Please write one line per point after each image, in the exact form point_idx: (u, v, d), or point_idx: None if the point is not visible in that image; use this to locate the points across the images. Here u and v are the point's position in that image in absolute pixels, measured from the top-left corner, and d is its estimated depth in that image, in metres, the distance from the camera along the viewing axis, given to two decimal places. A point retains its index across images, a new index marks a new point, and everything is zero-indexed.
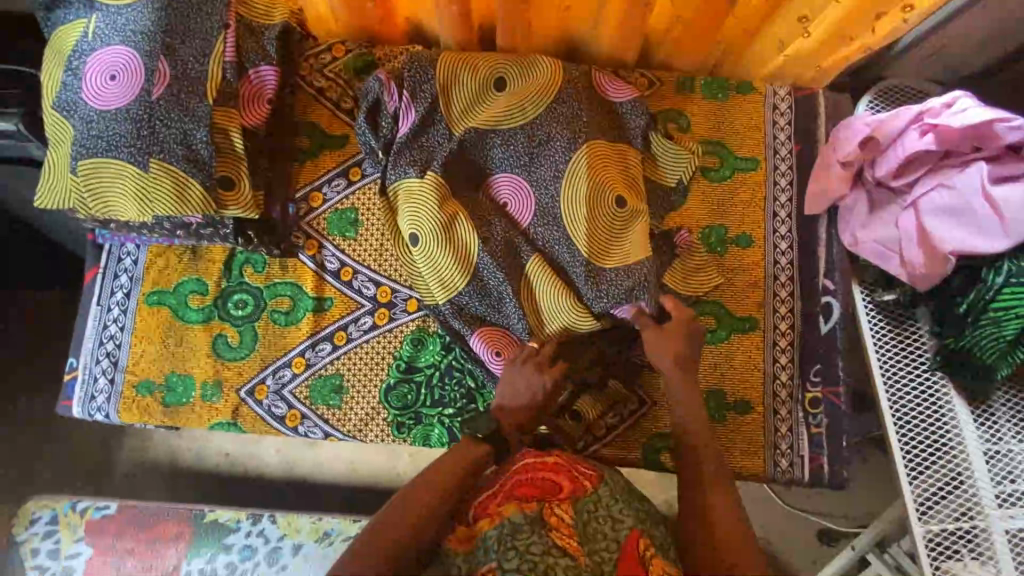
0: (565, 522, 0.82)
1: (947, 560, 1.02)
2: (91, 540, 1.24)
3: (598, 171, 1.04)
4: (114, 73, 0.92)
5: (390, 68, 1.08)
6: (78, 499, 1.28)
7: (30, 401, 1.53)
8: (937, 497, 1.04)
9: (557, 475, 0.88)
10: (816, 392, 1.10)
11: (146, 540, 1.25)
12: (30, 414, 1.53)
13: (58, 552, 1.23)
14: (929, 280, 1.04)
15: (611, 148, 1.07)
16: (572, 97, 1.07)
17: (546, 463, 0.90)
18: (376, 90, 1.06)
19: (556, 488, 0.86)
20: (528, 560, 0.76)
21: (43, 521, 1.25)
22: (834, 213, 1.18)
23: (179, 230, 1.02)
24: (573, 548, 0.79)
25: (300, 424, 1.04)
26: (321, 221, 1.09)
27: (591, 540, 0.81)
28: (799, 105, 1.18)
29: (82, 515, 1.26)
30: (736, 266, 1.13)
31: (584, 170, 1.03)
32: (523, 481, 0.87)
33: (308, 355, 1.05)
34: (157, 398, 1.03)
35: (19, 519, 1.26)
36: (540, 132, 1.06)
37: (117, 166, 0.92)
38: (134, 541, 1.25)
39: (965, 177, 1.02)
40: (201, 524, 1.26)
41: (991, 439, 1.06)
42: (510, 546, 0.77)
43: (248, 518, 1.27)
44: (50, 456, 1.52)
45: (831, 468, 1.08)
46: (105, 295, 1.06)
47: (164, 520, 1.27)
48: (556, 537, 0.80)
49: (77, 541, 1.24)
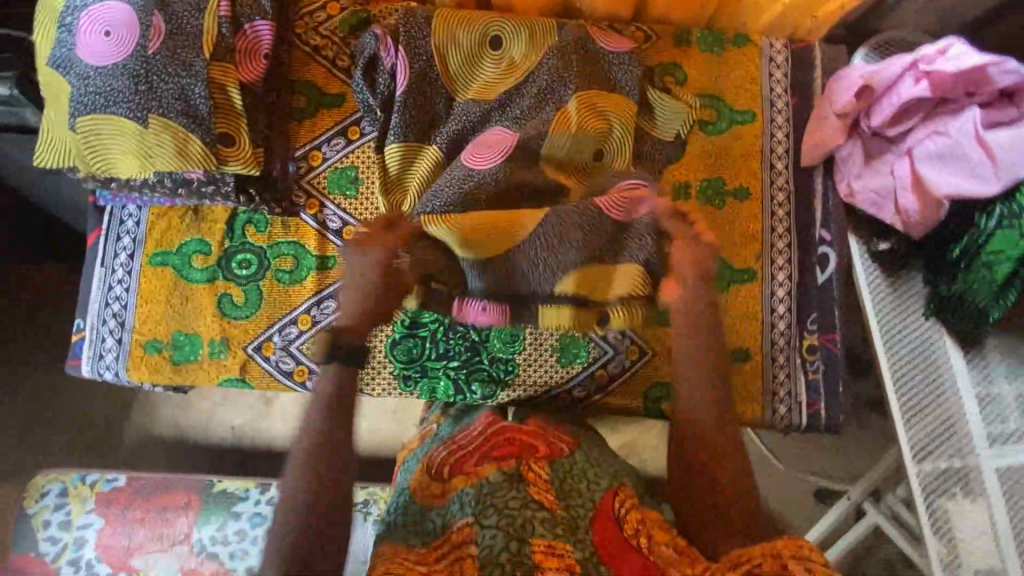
0: (541, 477, 0.86)
1: (940, 497, 1.06)
2: (102, 510, 1.26)
3: (588, 119, 1.06)
4: (109, 28, 0.91)
5: (385, 23, 1.07)
6: (86, 473, 1.30)
7: (35, 375, 1.54)
8: (930, 440, 1.07)
9: (533, 439, 0.92)
10: (813, 339, 1.13)
11: (156, 509, 1.26)
12: (36, 389, 1.54)
13: (69, 523, 1.25)
14: (924, 226, 1.06)
15: (602, 95, 1.08)
16: (569, 50, 1.07)
17: (521, 429, 0.94)
18: (372, 47, 1.05)
19: (533, 448, 0.91)
20: (507, 515, 0.78)
21: (53, 493, 1.27)
22: (830, 164, 1.19)
23: (180, 189, 1.01)
24: (549, 500, 0.81)
25: (309, 379, 1.06)
26: (322, 180, 1.10)
27: (566, 495, 0.84)
28: (795, 57, 1.18)
29: (92, 487, 1.28)
30: (733, 218, 1.15)
31: (575, 117, 1.05)
32: (500, 444, 0.90)
33: (314, 312, 1.07)
34: (166, 356, 1.05)
35: (29, 493, 1.27)
36: None
37: (115, 122, 0.92)
38: (142, 510, 1.26)
39: (959, 123, 1.03)
40: (210, 493, 1.29)
41: (983, 382, 1.09)
42: (489, 504, 0.79)
43: (255, 488, 1.31)
44: (57, 430, 1.54)
45: (828, 412, 1.11)
46: (109, 256, 1.06)
47: (171, 489, 1.29)
48: (534, 490, 0.83)
49: (87, 512, 1.26)
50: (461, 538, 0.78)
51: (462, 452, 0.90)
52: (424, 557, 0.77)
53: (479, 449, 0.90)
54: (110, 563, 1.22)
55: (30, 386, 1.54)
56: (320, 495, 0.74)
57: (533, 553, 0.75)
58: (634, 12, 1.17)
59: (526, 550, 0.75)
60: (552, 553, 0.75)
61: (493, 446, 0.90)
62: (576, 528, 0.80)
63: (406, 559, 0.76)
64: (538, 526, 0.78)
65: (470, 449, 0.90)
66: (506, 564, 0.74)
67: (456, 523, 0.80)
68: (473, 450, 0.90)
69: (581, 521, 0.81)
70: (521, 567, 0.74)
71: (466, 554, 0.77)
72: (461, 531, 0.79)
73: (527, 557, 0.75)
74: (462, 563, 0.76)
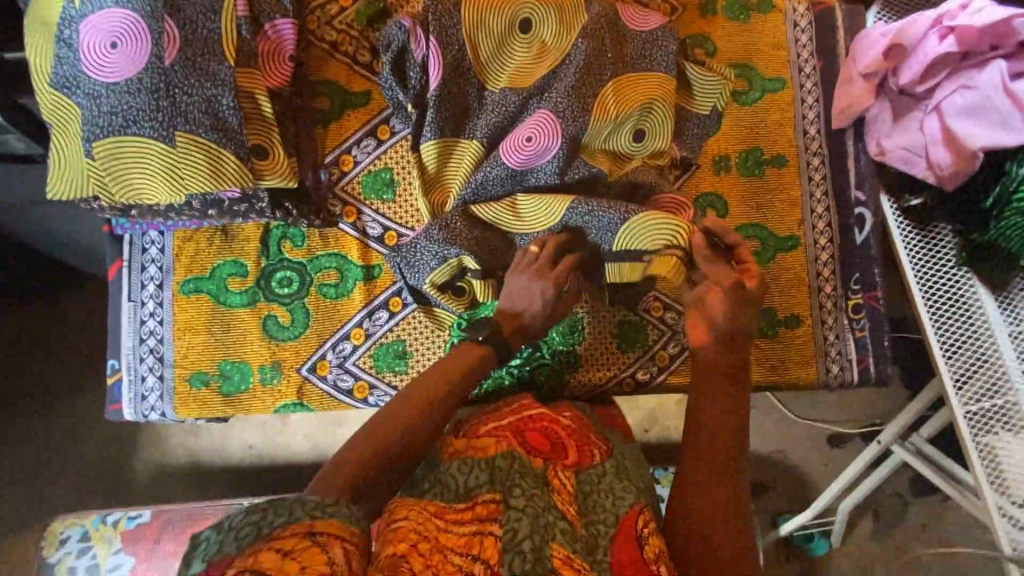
0: (567, 488, 0.80)
1: (986, 434, 1.08)
2: (131, 550, 1.19)
3: (625, 104, 1.02)
4: (116, 40, 0.83)
5: (409, 12, 1.01)
6: (106, 513, 1.23)
7: (46, 417, 1.45)
8: (969, 381, 1.10)
9: (565, 438, 0.86)
10: (857, 298, 1.15)
11: (187, 541, 1.19)
12: (47, 431, 1.45)
13: (97, 566, 1.18)
14: (957, 177, 1.08)
15: (637, 77, 1.03)
16: (604, 28, 1.03)
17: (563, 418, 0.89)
18: (400, 39, 0.99)
19: (565, 451, 0.85)
20: (530, 515, 0.73)
21: (73, 538, 1.20)
22: (858, 125, 1.20)
23: (211, 210, 0.95)
24: (571, 514, 0.77)
25: (370, 394, 1.02)
26: (356, 185, 1.04)
27: (589, 511, 0.79)
28: (818, 20, 1.18)
29: (115, 527, 1.21)
30: (772, 186, 1.15)
31: (610, 103, 1.02)
32: (535, 430, 0.85)
33: (366, 324, 1.02)
34: (214, 388, 0.99)
35: (48, 539, 1.21)
36: (577, 70, 1.01)
37: (138, 144, 0.84)
38: (173, 544, 1.19)
39: (986, 76, 1.05)
40: (242, 518, 1.22)
41: (1015, 322, 1.10)
42: (517, 485, 0.75)
43: None
44: (74, 472, 1.45)
45: (877, 367, 1.14)
46: (135, 289, 0.98)
47: (200, 516, 1.23)
48: (558, 499, 0.78)
49: (114, 553, 1.19)
50: (487, 514, 0.75)
51: (490, 418, 0.87)
52: (444, 512, 0.75)
53: (508, 419, 0.86)
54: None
55: (41, 429, 1.45)
56: (415, 429, 0.83)
57: (552, 558, 0.70)
58: None
59: (547, 553, 0.70)
60: (570, 564, 0.70)
61: (524, 424, 0.86)
62: (595, 548, 0.75)
63: (428, 509, 0.75)
64: (559, 534, 0.73)
65: (497, 415, 0.87)
66: (528, 555, 0.69)
67: (483, 496, 0.76)
68: (502, 419, 0.86)
69: (601, 541, 0.76)
70: (541, 564, 0.69)
71: (489, 531, 0.73)
72: (487, 507, 0.75)
73: (546, 560, 0.70)
74: (484, 538, 0.73)
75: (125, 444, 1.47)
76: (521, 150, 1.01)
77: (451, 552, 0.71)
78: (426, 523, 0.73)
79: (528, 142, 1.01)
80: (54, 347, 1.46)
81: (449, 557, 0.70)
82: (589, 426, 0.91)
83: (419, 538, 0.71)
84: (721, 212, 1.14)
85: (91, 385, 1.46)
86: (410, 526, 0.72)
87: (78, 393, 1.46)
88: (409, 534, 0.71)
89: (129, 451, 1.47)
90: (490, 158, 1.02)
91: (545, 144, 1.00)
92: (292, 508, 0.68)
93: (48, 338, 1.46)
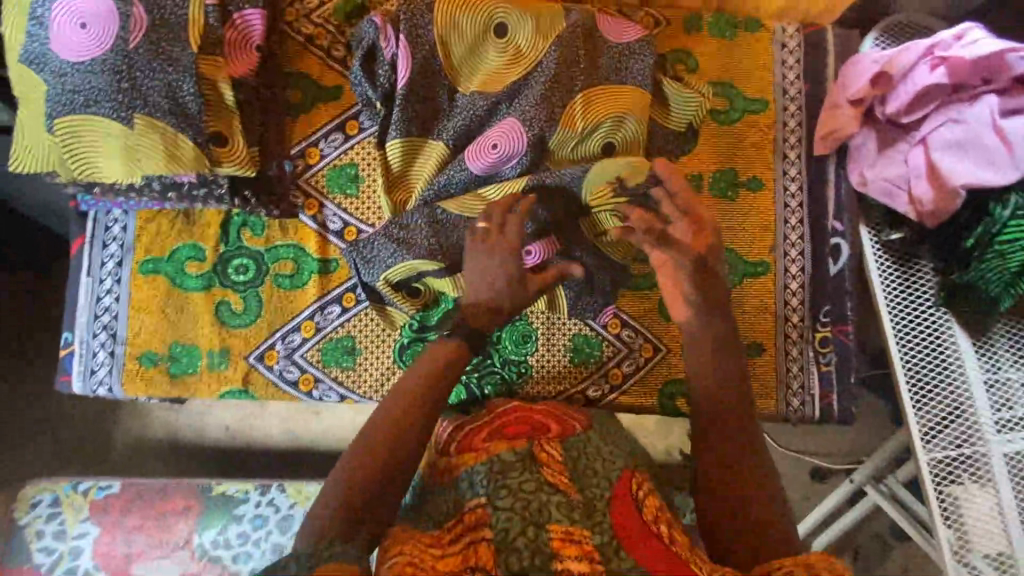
0: (555, 458, 0.79)
1: (949, 484, 1.03)
2: (99, 519, 1.17)
3: (594, 117, 1.00)
4: (84, 20, 0.84)
5: (384, 10, 1.01)
6: (80, 480, 1.21)
7: (10, 387, 1.44)
8: (938, 430, 1.04)
9: (545, 418, 0.88)
10: (825, 331, 1.13)
11: (156, 516, 1.18)
12: (12, 401, 1.44)
13: (64, 533, 1.16)
14: (938, 215, 1.03)
15: (609, 90, 1.01)
16: (578, 38, 1.02)
17: (536, 410, 0.91)
18: (371, 36, 0.99)
19: (546, 428, 0.86)
20: (522, 497, 0.72)
21: (44, 503, 1.18)
22: (843, 153, 1.16)
23: (170, 192, 0.96)
24: (564, 483, 0.75)
25: (314, 388, 1.03)
26: (319, 178, 1.04)
27: (581, 476, 0.77)
28: (807, 43, 1.15)
29: (85, 495, 1.19)
30: (746, 210, 1.13)
31: (579, 115, 1.00)
32: (511, 423, 0.88)
33: (317, 318, 1.03)
34: (162, 368, 1.00)
35: (19, 502, 1.18)
36: (546, 77, 0.99)
37: (99, 124, 0.87)
38: (140, 517, 1.18)
39: (976, 111, 1.00)
40: (209, 497, 1.20)
41: (991, 368, 1.05)
42: (502, 484, 0.74)
43: (255, 488, 1.21)
44: (37, 444, 1.44)
45: (841, 404, 1.12)
46: (95, 265, 1.01)
47: (167, 494, 1.20)
48: (547, 472, 0.76)
49: (82, 520, 1.17)
50: (475, 520, 0.72)
51: (471, 428, 0.87)
52: (439, 540, 0.72)
53: (487, 427, 0.87)
54: (108, 569, 1.15)
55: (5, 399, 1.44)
56: (401, 446, 0.78)
57: (550, 540, 0.68)
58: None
59: (544, 537, 0.68)
60: (571, 540, 0.68)
61: (502, 425, 0.88)
62: (593, 512, 0.72)
63: (421, 542, 0.71)
64: (554, 509, 0.71)
65: (478, 425, 0.88)
66: (524, 551, 0.67)
67: (468, 505, 0.75)
68: (483, 428, 0.87)
69: (598, 503, 0.73)
70: (539, 555, 0.66)
71: (481, 538, 0.70)
72: (474, 514, 0.73)
73: (545, 545, 0.67)
74: (475, 546, 0.69)
75: (88, 419, 1.46)
76: (488, 157, 0.99)
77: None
78: (421, 553, 0.69)
79: (494, 149, 0.99)
80: (21, 319, 1.45)
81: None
82: (562, 410, 0.92)
83: (416, 568, 0.65)
84: None
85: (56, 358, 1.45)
86: (405, 559, 0.67)
87: (45, 365, 1.45)
88: (406, 566, 0.66)
89: (92, 427, 1.46)
90: (456, 159, 1.00)
91: (512, 150, 0.98)
92: (288, 568, 0.63)
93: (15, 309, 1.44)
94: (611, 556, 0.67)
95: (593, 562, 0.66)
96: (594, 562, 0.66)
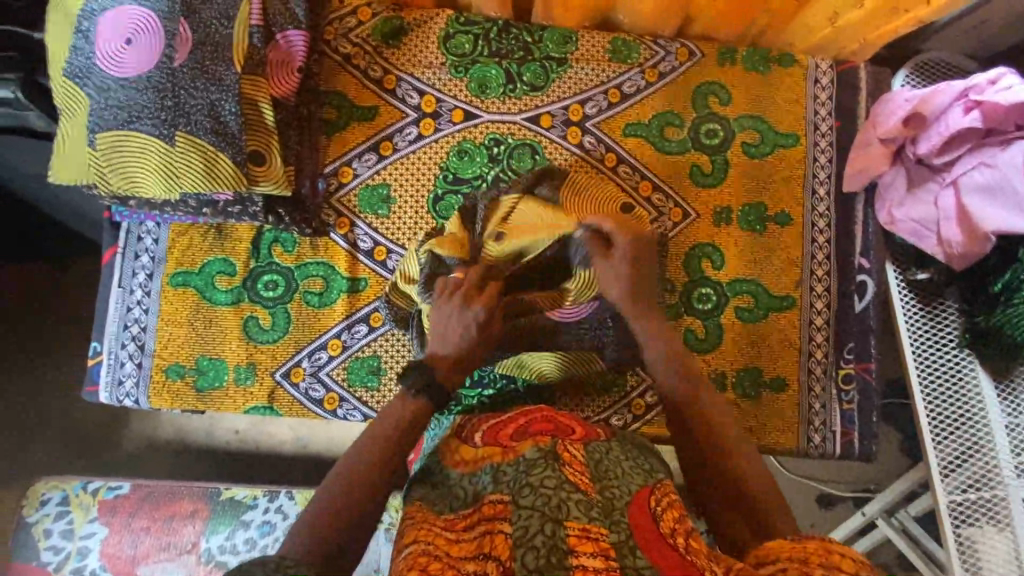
0: (577, 459, 0.73)
1: (967, 526, 1.01)
2: (106, 519, 1.16)
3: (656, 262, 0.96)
4: (130, 36, 0.85)
5: (428, 53, 1.06)
6: (89, 479, 1.20)
7: (20, 383, 1.42)
8: (957, 469, 1.02)
9: (569, 420, 0.83)
10: (849, 368, 1.14)
11: (162, 518, 1.16)
12: (15, 396, 1.42)
13: (72, 532, 1.15)
14: (966, 258, 1.02)
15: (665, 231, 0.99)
16: (602, 106, 1.10)
17: (560, 412, 0.85)
18: (415, 97, 1.05)
19: (570, 429, 0.80)
20: (542, 495, 0.66)
21: (53, 501, 1.17)
22: (872, 190, 1.15)
23: (205, 208, 0.98)
24: (584, 483, 0.69)
25: (339, 407, 1.03)
26: (352, 198, 1.04)
27: (602, 478, 0.72)
28: (840, 78, 1.15)
29: (94, 495, 1.18)
30: (774, 243, 1.14)
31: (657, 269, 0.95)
32: (537, 419, 0.81)
33: (344, 337, 1.03)
34: (188, 382, 1.02)
35: (28, 498, 1.17)
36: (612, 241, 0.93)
37: (141, 140, 0.88)
38: (149, 518, 1.16)
39: (1009, 156, 0.97)
40: (218, 501, 1.18)
41: (1013, 412, 1.03)
42: (524, 482, 0.68)
43: (265, 494, 1.20)
44: (44, 444, 1.42)
45: (861, 442, 1.13)
46: (126, 276, 1.03)
47: (177, 496, 1.19)
48: (569, 471, 0.70)
49: (90, 521, 1.16)
50: (494, 513, 0.68)
51: (499, 422, 0.83)
52: (453, 524, 0.71)
53: (515, 421, 0.82)
54: (115, 570, 1.13)
55: (11, 396, 1.42)
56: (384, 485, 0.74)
57: (566, 536, 0.62)
58: (676, 29, 1.13)
59: (560, 534, 0.62)
60: (587, 536, 0.62)
61: (529, 422, 0.81)
62: (612, 511, 0.67)
63: (435, 527, 0.70)
64: (573, 507, 0.65)
65: (504, 419, 0.84)
66: (540, 548, 0.61)
67: (489, 496, 0.71)
68: (509, 423, 0.82)
69: (617, 503, 0.68)
70: (555, 553, 0.61)
71: (498, 529, 0.66)
72: (493, 506, 0.69)
73: (562, 542, 0.62)
74: (491, 537, 0.66)
75: (92, 421, 1.44)
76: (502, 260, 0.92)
77: (463, 561, 0.65)
78: (435, 540, 0.68)
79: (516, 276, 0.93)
80: (35, 315, 1.43)
81: (461, 567, 0.64)
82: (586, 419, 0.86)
83: (430, 559, 0.65)
84: (716, 263, 1.12)
85: (65, 356, 1.43)
86: (420, 549, 0.66)
87: (55, 363, 1.43)
88: (419, 557, 0.65)
89: (99, 428, 1.44)
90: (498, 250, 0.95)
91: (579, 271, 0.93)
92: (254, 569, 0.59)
93: (29, 306, 1.43)
94: (627, 552, 0.63)
95: (608, 559, 0.62)
96: (609, 560, 0.62)
